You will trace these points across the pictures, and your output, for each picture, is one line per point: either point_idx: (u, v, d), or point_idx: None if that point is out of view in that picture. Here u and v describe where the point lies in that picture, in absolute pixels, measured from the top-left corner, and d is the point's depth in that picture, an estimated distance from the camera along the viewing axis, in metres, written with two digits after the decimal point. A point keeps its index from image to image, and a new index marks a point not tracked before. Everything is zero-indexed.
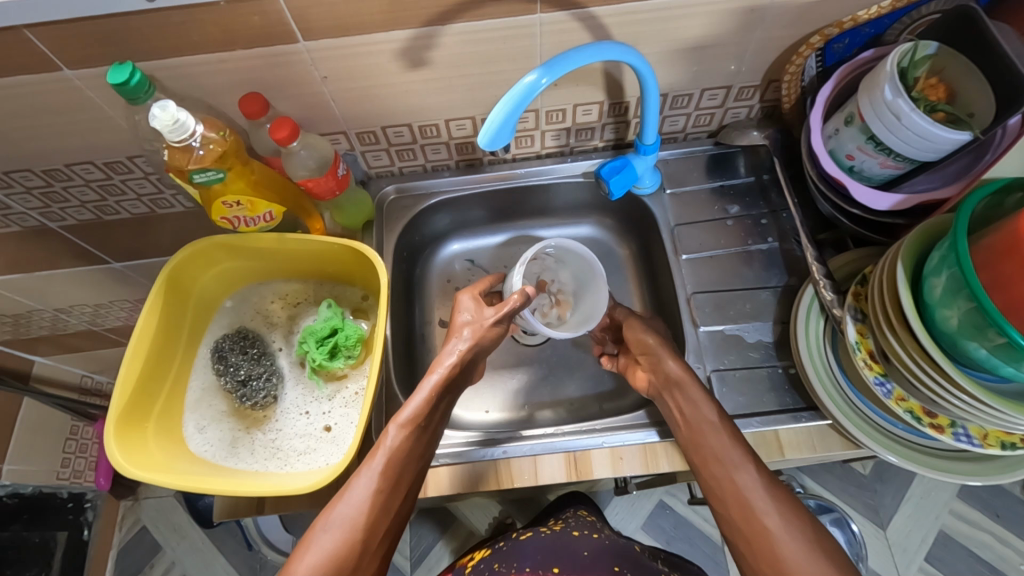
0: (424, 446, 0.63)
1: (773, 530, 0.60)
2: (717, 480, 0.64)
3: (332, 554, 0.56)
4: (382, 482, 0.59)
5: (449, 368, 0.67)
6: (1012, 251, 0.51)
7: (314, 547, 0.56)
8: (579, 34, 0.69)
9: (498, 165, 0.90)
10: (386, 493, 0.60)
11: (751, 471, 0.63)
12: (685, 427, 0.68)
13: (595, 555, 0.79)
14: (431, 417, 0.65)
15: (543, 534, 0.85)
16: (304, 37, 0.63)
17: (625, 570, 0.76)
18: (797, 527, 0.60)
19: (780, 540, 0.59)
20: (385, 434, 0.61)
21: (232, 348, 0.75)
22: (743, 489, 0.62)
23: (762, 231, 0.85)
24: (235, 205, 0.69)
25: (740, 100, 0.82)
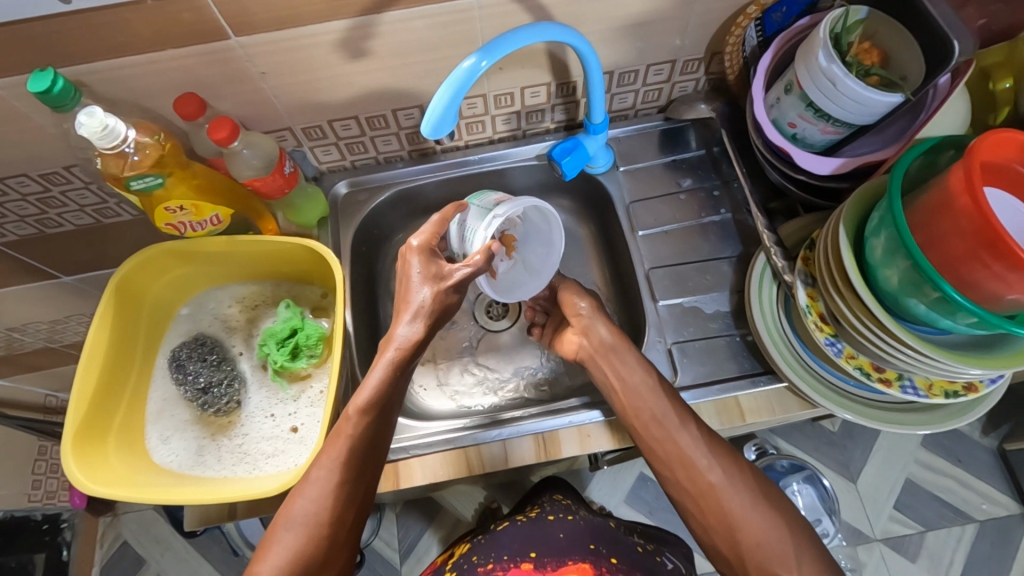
0: (386, 434, 0.63)
1: (717, 487, 0.63)
2: (664, 446, 0.65)
3: (296, 551, 0.57)
4: (344, 474, 0.60)
5: (402, 347, 0.64)
6: (943, 210, 0.53)
7: (277, 546, 0.57)
8: (520, 16, 0.68)
9: (452, 153, 0.89)
10: (349, 485, 0.60)
11: (689, 432, 0.65)
12: (628, 395, 0.68)
13: (570, 536, 0.82)
14: (391, 403, 0.63)
15: (520, 522, 0.85)
16: (236, 32, 0.61)
17: (601, 548, 0.81)
18: (739, 479, 0.64)
19: (727, 496, 0.62)
20: (343, 424, 0.61)
21: (190, 356, 0.74)
22: (687, 452, 0.64)
23: (716, 203, 0.86)
24: (179, 210, 0.68)
25: (686, 73, 0.82)
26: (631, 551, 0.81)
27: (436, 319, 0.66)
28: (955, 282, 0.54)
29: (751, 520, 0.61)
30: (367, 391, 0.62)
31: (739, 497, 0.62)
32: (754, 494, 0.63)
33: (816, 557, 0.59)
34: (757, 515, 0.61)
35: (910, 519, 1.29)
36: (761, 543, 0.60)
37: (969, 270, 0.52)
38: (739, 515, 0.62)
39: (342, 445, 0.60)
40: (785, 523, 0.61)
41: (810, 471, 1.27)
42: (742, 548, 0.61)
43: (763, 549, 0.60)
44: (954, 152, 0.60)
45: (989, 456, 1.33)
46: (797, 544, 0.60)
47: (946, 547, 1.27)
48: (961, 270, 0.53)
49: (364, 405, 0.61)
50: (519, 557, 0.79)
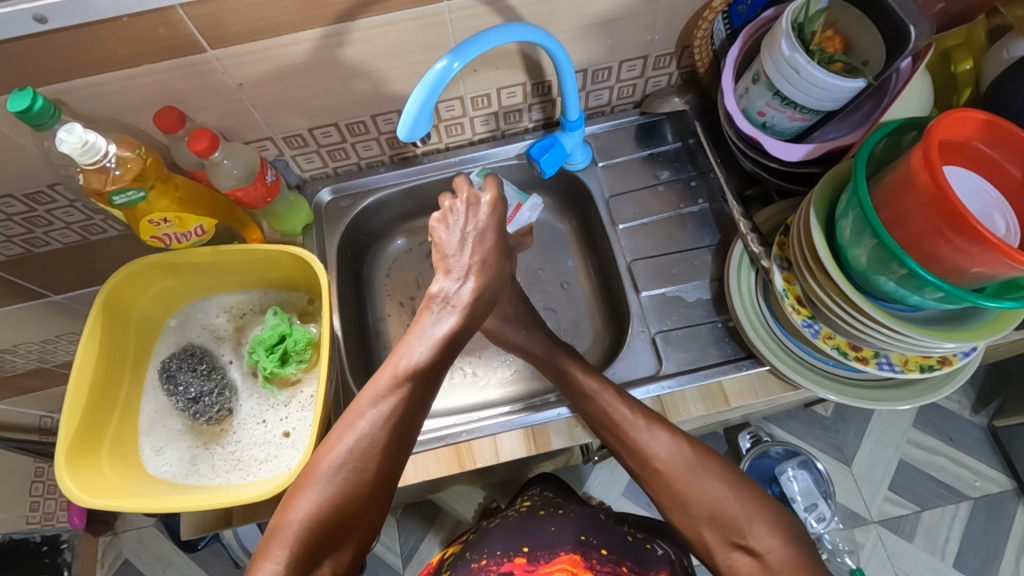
0: (433, 398, 0.58)
1: (661, 461, 0.64)
2: (610, 422, 0.66)
3: (330, 499, 0.53)
4: (388, 427, 0.55)
5: (466, 308, 0.60)
6: (906, 189, 0.55)
7: (312, 493, 0.53)
8: (490, 18, 0.69)
9: (433, 156, 0.91)
10: (393, 438, 0.55)
11: (631, 408, 0.66)
12: (570, 379, 0.71)
13: (562, 529, 0.83)
14: (441, 364, 0.58)
15: (511, 515, 0.87)
16: (212, 45, 0.63)
17: (591, 539, 0.82)
18: (686, 446, 0.65)
19: (675, 475, 0.63)
20: (381, 377, 0.56)
21: (180, 366, 0.74)
22: (627, 429, 0.65)
23: (693, 193, 0.88)
24: (164, 222, 0.68)
25: (658, 68, 0.84)
26: (621, 540, 0.83)
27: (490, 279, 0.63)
28: (921, 257, 0.55)
29: (698, 484, 0.62)
30: (422, 349, 0.58)
31: (680, 466, 0.64)
32: (708, 459, 0.64)
33: (772, 519, 0.59)
34: (706, 481, 0.62)
35: (905, 499, 1.31)
36: (715, 511, 0.61)
37: (932, 245, 0.54)
38: (687, 485, 0.63)
39: (393, 404, 0.56)
40: (742, 489, 0.62)
41: (804, 456, 1.29)
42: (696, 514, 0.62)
43: (718, 517, 0.61)
44: (915, 134, 0.62)
45: (979, 432, 1.36)
46: (747, 507, 0.60)
47: (942, 524, 1.29)
48: (925, 245, 0.54)
49: (409, 369, 0.57)
50: (511, 552, 0.79)
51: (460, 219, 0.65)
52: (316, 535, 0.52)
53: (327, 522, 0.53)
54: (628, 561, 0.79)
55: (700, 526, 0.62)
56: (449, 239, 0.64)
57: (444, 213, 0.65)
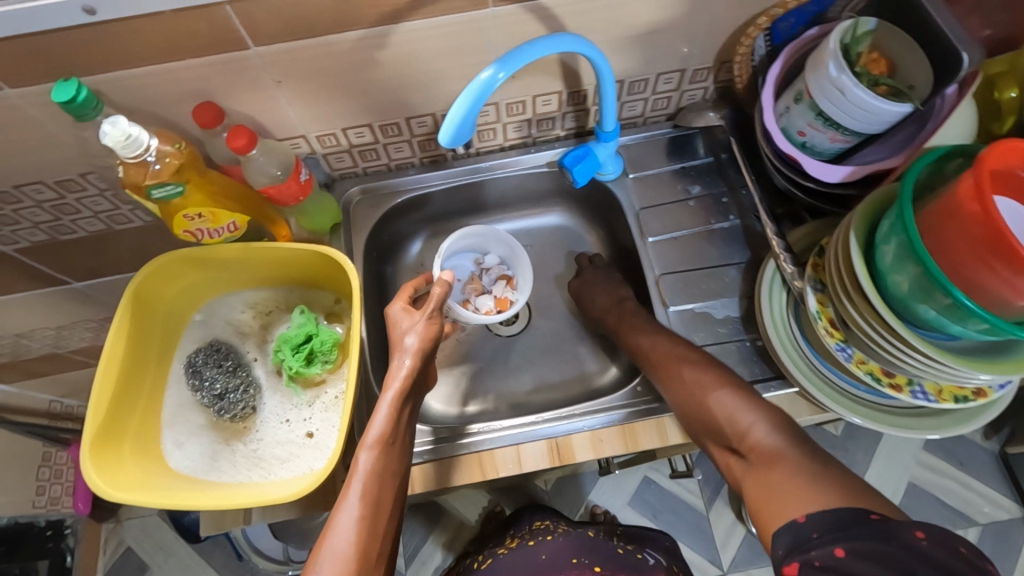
0: (395, 471, 0.64)
1: (686, 378, 0.69)
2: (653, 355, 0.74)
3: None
4: (362, 509, 0.60)
5: (417, 354, 0.67)
6: (954, 217, 0.54)
7: None
8: (533, 26, 0.69)
9: (463, 159, 0.90)
10: (370, 522, 0.60)
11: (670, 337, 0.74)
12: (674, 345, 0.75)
13: (552, 557, 0.83)
14: (396, 433, 0.65)
15: (501, 553, 0.86)
16: (254, 42, 0.62)
17: (584, 560, 0.82)
18: (710, 368, 0.69)
19: (699, 389, 0.67)
20: (357, 460, 0.61)
21: (206, 362, 0.74)
22: (671, 364, 0.71)
23: (723, 209, 0.87)
24: (198, 217, 0.68)
25: (695, 82, 0.83)
26: (612, 554, 0.83)
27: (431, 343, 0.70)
28: (965, 286, 0.55)
29: (715, 397, 0.66)
30: (377, 424, 0.63)
31: (697, 381, 0.68)
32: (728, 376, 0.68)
33: (769, 416, 0.62)
34: (718, 390, 0.66)
35: None
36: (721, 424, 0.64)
37: (978, 274, 0.53)
38: (701, 395, 0.66)
39: (365, 482, 0.61)
40: (743, 394, 0.65)
41: None
42: (704, 425, 0.66)
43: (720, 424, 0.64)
44: (962, 160, 0.61)
45: (991, 458, 1.34)
46: (754, 414, 0.63)
47: None
48: (971, 276, 0.54)
49: (374, 442, 0.62)
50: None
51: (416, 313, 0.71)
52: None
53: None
54: (623, 572, 0.80)
55: (703, 434, 0.67)
56: (407, 325, 0.70)
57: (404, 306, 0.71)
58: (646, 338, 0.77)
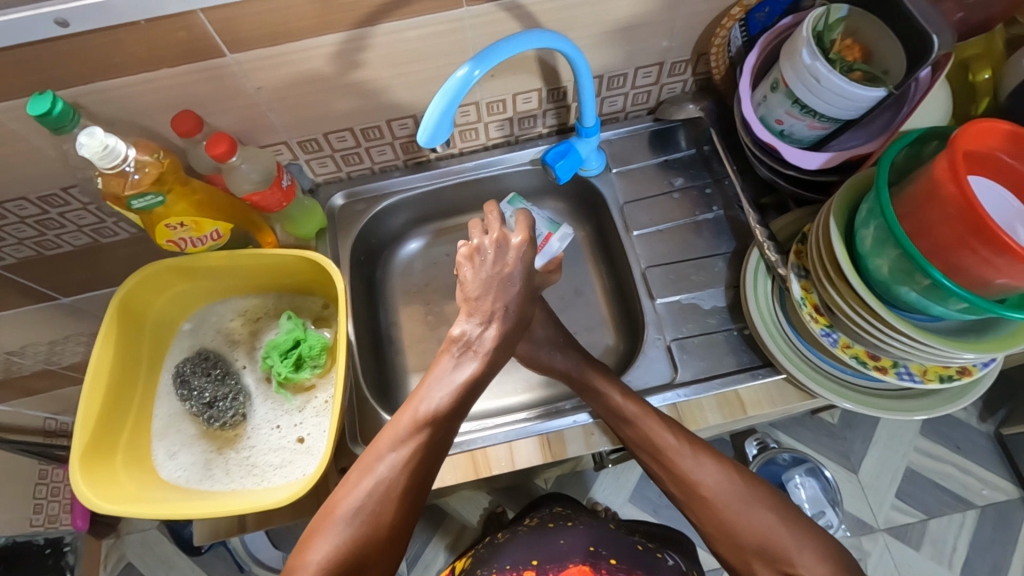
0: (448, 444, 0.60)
1: (709, 490, 0.65)
2: (659, 451, 0.66)
3: (342, 548, 0.54)
4: (405, 476, 0.57)
5: (487, 356, 0.63)
6: (932, 199, 0.54)
7: (328, 539, 0.54)
8: (509, 24, 0.69)
9: (447, 160, 0.90)
10: (404, 492, 0.56)
11: (676, 434, 0.66)
12: (577, 373, 0.73)
13: (571, 542, 0.83)
14: (456, 413, 0.60)
15: (520, 532, 0.86)
16: (230, 49, 0.63)
17: (601, 550, 0.81)
18: (735, 478, 0.66)
19: (721, 503, 0.64)
20: (403, 425, 0.58)
21: (195, 371, 0.74)
22: (671, 455, 0.66)
23: (708, 201, 0.87)
24: (180, 226, 0.68)
25: (674, 75, 0.84)
26: (631, 551, 0.82)
27: (506, 342, 0.65)
28: (944, 267, 0.55)
29: (744, 515, 0.63)
30: (442, 393, 0.60)
31: (734, 492, 0.65)
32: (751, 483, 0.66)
33: (816, 544, 0.62)
34: (754, 515, 0.63)
35: (912, 507, 1.30)
36: (767, 556, 0.62)
37: (958, 256, 0.53)
38: (734, 516, 0.64)
39: (411, 446, 0.57)
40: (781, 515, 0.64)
41: (811, 464, 1.30)
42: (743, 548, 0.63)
43: (766, 552, 0.62)
44: (937, 143, 0.62)
45: (987, 441, 1.35)
46: (792, 536, 0.62)
47: (949, 533, 1.28)
48: (950, 257, 0.54)
49: (428, 414, 0.59)
50: (520, 566, 0.80)
51: (477, 257, 0.65)
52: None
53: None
54: (640, 571, 0.79)
55: (748, 559, 0.63)
56: (473, 279, 0.64)
57: (471, 252, 0.65)
58: (664, 437, 0.66)
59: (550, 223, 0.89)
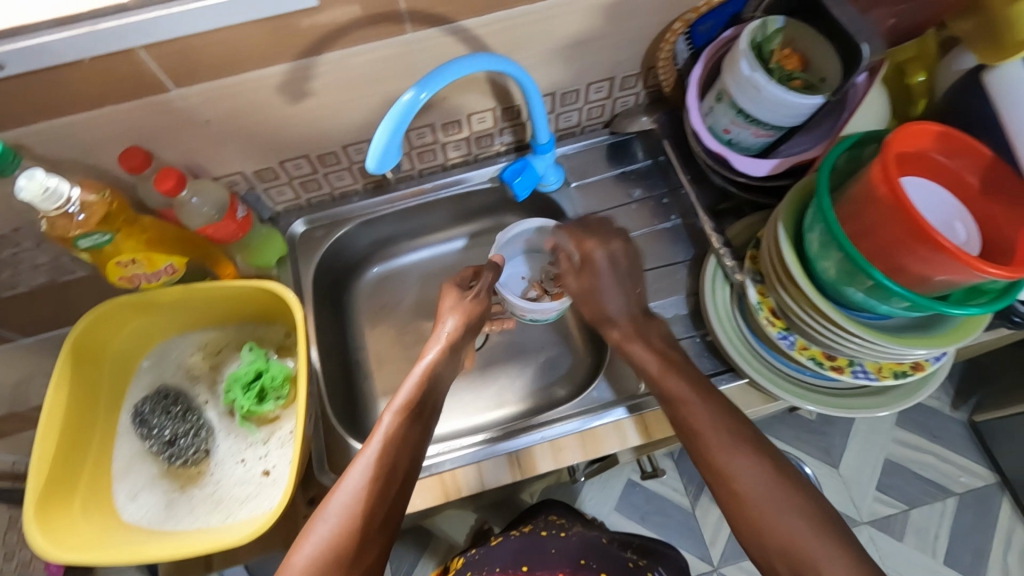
0: (421, 440, 0.65)
1: (739, 481, 0.60)
2: (691, 430, 0.64)
3: (326, 541, 0.56)
4: (377, 468, 0.60)
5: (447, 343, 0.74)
6: (871, 200, 0.55)
7: (312, 535, 0.57)
8: (456, 47, 0.70)
9: (407, 182, 0.91)
10: (381, 487, 0.59)
11: (712, 416, 0.64)
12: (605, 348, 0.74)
13: (562, 552, 0.82)
14: (422, 412, 0.67)
15: (513, 538, 0.86)
16: (175, 84, 0.63)
17: (592, 563, 0.80)
18: (771, 471, 0.60)
19: (751, 499, 0.59)
20: (380, 421, 0.65)
21: (154, 410, 0.73)
22: (705, 437, 0.63)
23: (666, 210, 0.89)
24: (132, 263, 0.67)
25: (626, 88, 0.85)
26: (622, 566, 0.81)
27: (466, 330, 0.77)
28: (889, 267, 0.56)
29: (773, 514, 0.58)
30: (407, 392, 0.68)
31: (766, 492, 0.59)
32: (791, 482, 0.60)
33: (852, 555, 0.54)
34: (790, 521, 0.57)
35: (894, 499, 1.32)
36: (788, 559, 0.56)
37: (899, 256, 0.55)
38: (766, 517, 0.58)
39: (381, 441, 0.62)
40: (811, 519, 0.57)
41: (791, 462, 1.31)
42: (766, 546, 0.58)
43: (790, 556, 0.56)
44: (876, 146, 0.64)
45: (961, 428, 1.38)
46: (824, 546, 0.55)
47: (931, 522, 1.30)
48: (892, 257, 0.56)
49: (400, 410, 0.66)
50: (509, 570, 0.79)
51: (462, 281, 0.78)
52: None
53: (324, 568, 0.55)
54: None
55: (771, 558, 0.58)
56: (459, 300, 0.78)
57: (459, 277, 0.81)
58: (698, 414, 0.64)
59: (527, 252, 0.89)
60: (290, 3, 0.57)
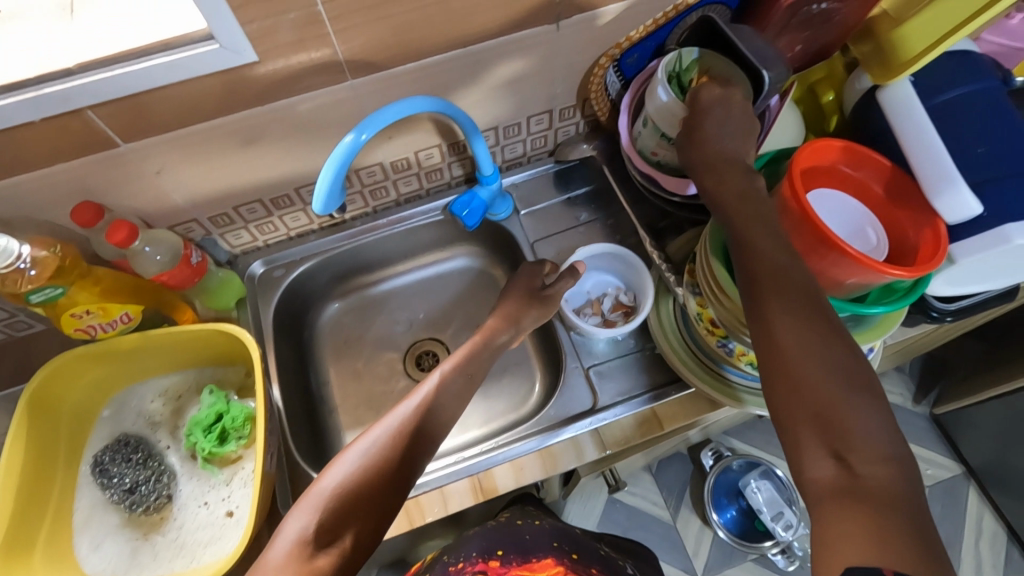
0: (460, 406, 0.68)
1: (827, 405, 0.48)
2: (775, 347, 0.52)
3: (355, 468, 0.57)
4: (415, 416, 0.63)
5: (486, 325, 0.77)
6: (785, 213, 0.60)
7: (343, 461, 0.59)
8: (398, 91, 0.74)
9: (362, 219, 0.94)
10: (410, 435, 0.61)
11: (808, 318, 0.51)
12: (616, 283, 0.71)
13: (537, 537, 0.79)
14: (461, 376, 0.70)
15: (488, 526, 0.82)
16: (124, 139, 0.65)
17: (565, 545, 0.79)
18: (868, 398, 0.48)
19: (845, 424, 0.47)
20: (426, 379, 0.68)
21: (114, 459, 0.73)
22: (788, 352, 0.51)
23: (611, 232, 0.93)
24: (87, 313, 0.69)
25: (565, 119, 0.90)
26: (596, 554, 0.79)
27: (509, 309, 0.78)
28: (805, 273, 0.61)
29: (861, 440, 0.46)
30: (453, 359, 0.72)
31: (831, 387, 0.49)
32: (868, 393, 0.48)
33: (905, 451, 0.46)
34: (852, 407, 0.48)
35: None
36: (820, 409, 0.48)
37: (812, 263, 0.59)
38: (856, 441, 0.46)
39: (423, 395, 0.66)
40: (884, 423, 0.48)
41: (765, 467, 1.34)
42: (800, 403, 0.49)
43: (822, 417, 0.48)
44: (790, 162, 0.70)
45: (923, 421, 1.43)
46: (856, 405, 0.48)
47: None
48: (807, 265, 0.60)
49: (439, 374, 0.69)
50: (485, 554, 0.74)
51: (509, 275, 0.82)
52: (318, 523, 0.54)
53: (331, 513, 0.54)
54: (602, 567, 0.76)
55: (798, 423, 0.49)
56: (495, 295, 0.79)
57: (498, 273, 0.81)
58: (787, 326, 0.52)
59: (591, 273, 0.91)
60: (231, 59, 0.60)
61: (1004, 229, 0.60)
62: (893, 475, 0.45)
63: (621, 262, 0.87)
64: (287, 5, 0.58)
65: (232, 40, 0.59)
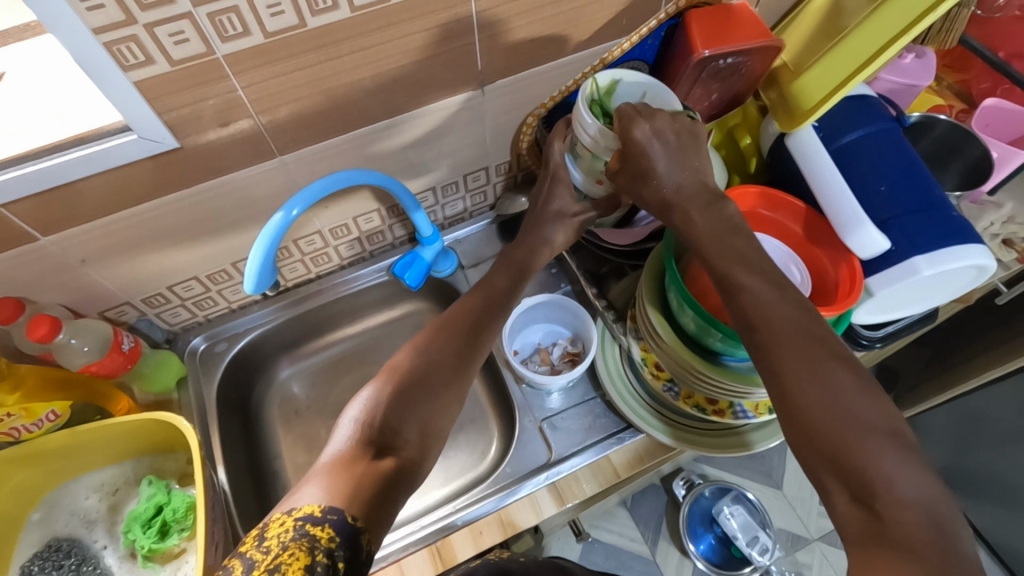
0: (478, 328, 0.61)
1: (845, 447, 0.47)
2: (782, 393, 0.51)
3: (381, 399, 0.53)
4: (430, 342, 0.58)
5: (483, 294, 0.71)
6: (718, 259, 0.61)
7: (369, 396, 0.54)
8: (330, 162, 0.74)
9: (306, 285, 0.93)
10: (435, 359, 0.57)
11: (808, 362, 0.50)
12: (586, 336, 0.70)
13: None
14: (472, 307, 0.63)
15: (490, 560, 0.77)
16: (43, 233, 0.63)
17: None
18: (880, 434, 0.47)
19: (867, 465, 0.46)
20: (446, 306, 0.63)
21: (44, 568, 0.70)
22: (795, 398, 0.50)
23: (556, 279, 0.94)
24: (8, 416, 0.65)
25: (501, 174, 0.92)
26: None
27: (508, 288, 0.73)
28: None
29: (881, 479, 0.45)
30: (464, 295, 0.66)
31: (839, 425, 0.48)
32: (882, 431, 0.47)
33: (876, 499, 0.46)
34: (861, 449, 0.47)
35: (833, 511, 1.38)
36: (831, 449, 0.47)
37: None
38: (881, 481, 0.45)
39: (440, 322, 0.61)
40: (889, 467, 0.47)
41: (735, 491, 1.34)
42: (811, 444, 0.48)
43: (835, 456, 0.47)
44: None
45: None
46: (876, 448, 0.46)
47: None
48: None
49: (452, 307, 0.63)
50: None
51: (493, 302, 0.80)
52: (374, 428, 0.51)
53: (385, 418, 0.52)
54: None
55: (812, 463, 0.48)
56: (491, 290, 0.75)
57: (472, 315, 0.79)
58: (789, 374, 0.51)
59: (540, 324, 0.92)
60: (152, 147, 0.60)
61: (912, 261, 0.64)
62: (906, 511, 0.44)
63: (569, 311, 0.88)
64: (205, 92, 0.58)
65: (150, 130, 0.58)
